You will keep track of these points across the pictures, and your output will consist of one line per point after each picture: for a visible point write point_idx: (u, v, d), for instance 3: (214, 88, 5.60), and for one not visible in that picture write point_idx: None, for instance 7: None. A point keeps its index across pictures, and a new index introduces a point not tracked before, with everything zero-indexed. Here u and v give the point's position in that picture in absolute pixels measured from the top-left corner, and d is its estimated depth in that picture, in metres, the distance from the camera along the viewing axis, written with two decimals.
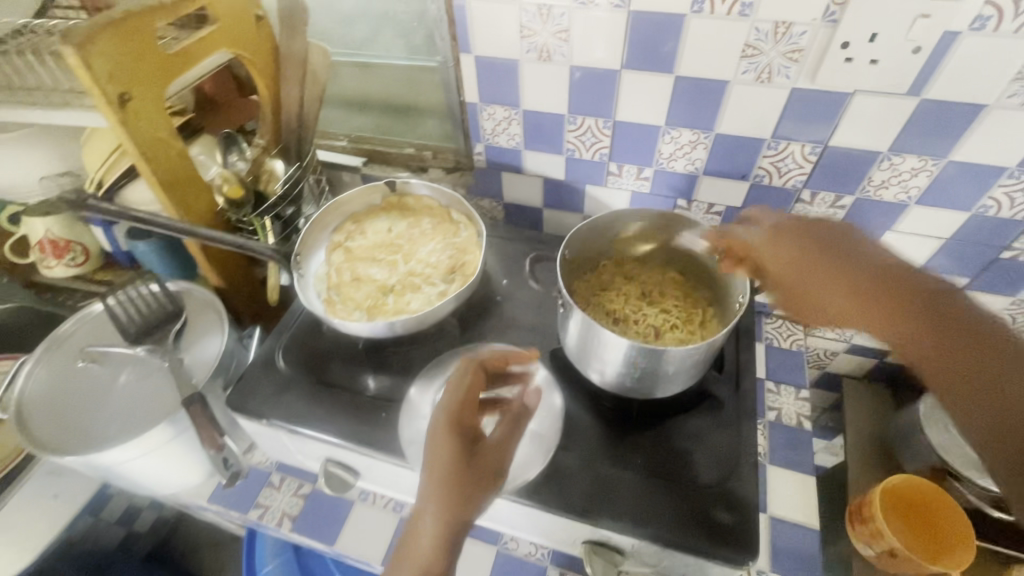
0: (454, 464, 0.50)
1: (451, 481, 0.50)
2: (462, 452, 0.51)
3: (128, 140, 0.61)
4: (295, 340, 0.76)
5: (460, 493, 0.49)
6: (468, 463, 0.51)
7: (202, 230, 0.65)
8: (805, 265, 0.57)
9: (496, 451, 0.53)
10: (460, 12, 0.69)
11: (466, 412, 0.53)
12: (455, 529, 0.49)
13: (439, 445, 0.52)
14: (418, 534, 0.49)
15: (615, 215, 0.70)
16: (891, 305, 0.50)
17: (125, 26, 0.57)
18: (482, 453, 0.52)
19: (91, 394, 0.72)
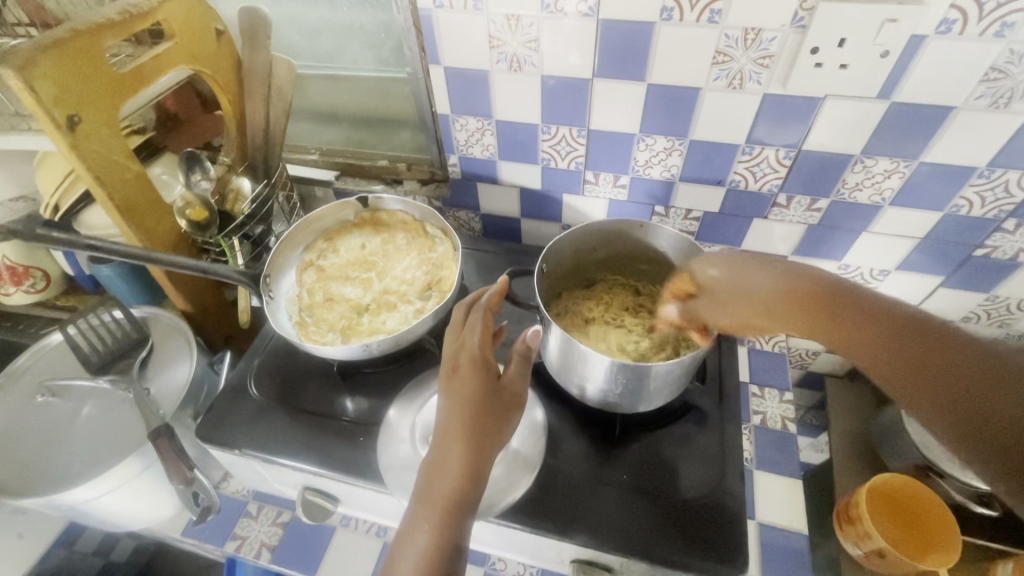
0: (477, 401, 0.50)
1: (474, 418, 0.50)
2: (484, 388, 0.51)
3: (79, 163, 0.58)
4: (267, 364, 0.73)
5: (483, 429, 0.50)
6: (491, 399, 0.51)
7: (161, 256, 0.62)
8: (794, 297, 0.55)
9: (514, 387, 0.54)
10: (427, 23, 0.67)
11: (486, 349, 0.53)
12: (481, 463, 0.49)
13: (460, 382, 0.51)
14: (441, 470, 0.48)
15: (581, 240, 0.68)
16: (898, 351, 0.48)
17: (70, 45, 0.54)
18: (504, 387, 0.53)
19: (51, 430, 0.68)
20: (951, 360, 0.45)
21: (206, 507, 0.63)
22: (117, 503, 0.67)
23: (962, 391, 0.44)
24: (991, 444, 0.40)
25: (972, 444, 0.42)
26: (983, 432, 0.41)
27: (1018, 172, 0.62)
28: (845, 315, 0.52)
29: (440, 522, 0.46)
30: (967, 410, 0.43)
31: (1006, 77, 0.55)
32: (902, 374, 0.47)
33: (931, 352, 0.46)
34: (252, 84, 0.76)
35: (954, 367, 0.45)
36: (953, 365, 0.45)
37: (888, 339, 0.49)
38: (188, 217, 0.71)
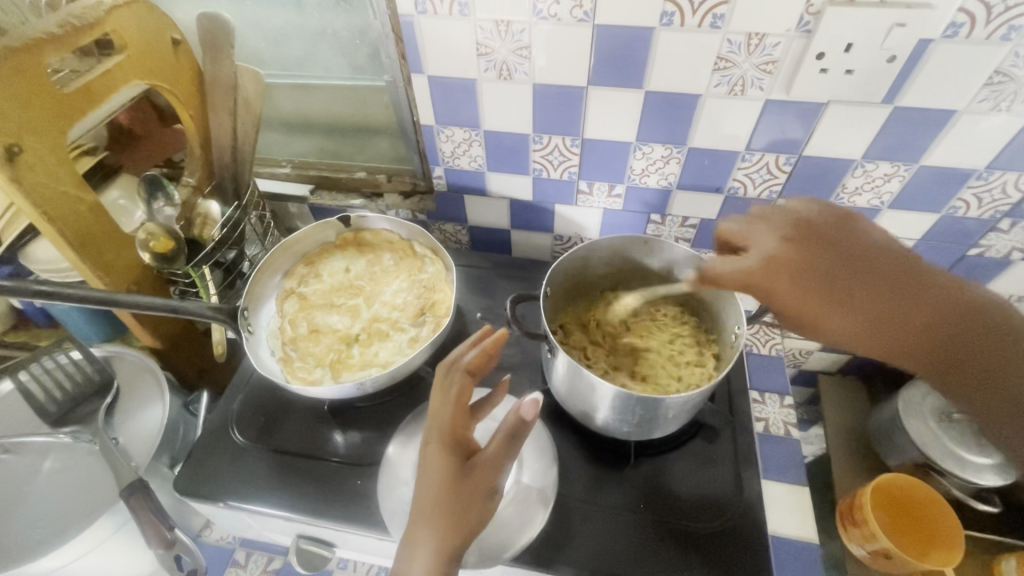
0: (441, 489, 0.43)
1: (438, 506, 0.43)
2: (449, 475, 0.43)
3: (23, 198, 0.51)
4: (249, 402, 0.68)
5: (450, 517, 0.42)
6: (459, 483, 0.43)
7: (125, 296, 0.55)
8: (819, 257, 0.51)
9: (492, 469, 0.44)
10: (409, 29, 0.62)
11: (460, 422, 0.46)
12: (447, 559, 0.41)
13: (433, 458, 0.45)
14: (403, 570, 0.42)
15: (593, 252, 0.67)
16: (862, 301, 0.48)
17: (5, 65, 0.48)
18: (475, 470, 0.44)
19: (6, 492, 0.61)
20: (932, 299, 0.47)
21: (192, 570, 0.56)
22: (87, 567, 0.60)
23: (949, 325, 0.46)
24: (964, 375, 0.45)
25: (954, 380, 0.46)
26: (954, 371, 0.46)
27: (1016, 173, 0.61)
28: (904, 304, 0.47)
29: None
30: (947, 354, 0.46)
31: (1011, 80, 0.54)
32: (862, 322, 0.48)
33: (932, 304, 0.46)
34: (216, 97, 0.70)
35: (939, 320, 0.46)
36: (947, 320, 0.46)
37: (885, 307, 0.48)
38: (150, 249, 0.64)
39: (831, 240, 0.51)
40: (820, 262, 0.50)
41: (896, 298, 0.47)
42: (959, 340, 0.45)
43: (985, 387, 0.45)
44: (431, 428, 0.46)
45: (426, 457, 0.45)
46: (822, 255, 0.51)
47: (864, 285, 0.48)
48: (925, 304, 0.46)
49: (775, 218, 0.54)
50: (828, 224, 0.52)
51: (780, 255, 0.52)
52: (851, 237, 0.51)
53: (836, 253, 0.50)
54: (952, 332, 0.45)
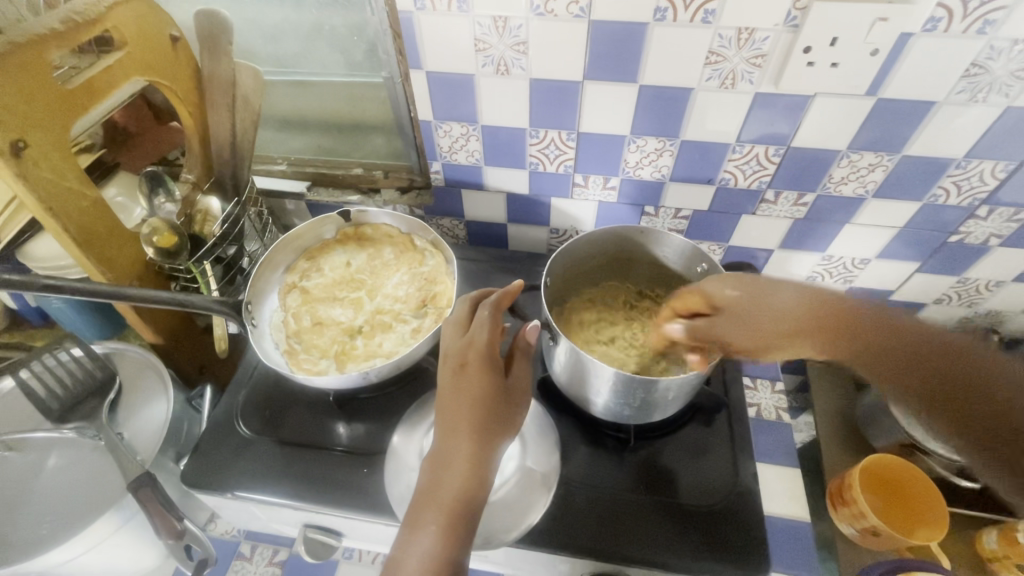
0: (486, 399, 0.50)
1: (483, 415, 0.49)
2: (493, 389, 0.50)
3: (28, 194, 0.51)
4: (253, 396, 0.68)
5: (493, 424, 0.49)
6: (500, 397, 0.51)
7: (130, 289, 0.55)
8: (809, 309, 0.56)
9: (516, 387, 0.53)
10: (408, 25, 0.63)
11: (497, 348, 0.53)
12: (488, 461, 0.48)
13: (468, 379, 0.51)
14: (448, 468, 0.47)
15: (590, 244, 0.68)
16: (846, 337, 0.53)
17: (11, 61, 0.48)
18: (509, 388, 0.52)
19: (11, 489, 0.61)
20: (917, 340, 0.50)
21: (203, 559, 0.58)
22: (96, 560, 0.61)
23: (921, 369, 0.49)
24: (944, 397, 0.46)
25: (937, 402, 0.47)
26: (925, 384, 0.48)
27: (992, 162, 0.64)
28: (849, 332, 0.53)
29: (448, 524, 0.45)
30: (927, 384, 0.48)
31: (986, 72, 0.56)
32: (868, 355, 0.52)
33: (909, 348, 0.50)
34: (214, 94, 0.70)
35: (954, 377, 0.47)
36: (846, 331, 0.53)
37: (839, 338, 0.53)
38: (155, 245, 0.64)
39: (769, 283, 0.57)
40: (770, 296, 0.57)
41: (885, 336, 0.51)
42: (950, 371, 0.47)
43: (960, 399, 0.46)
44: (470, 350, 0.52)
45: (465, 375, 0.51)
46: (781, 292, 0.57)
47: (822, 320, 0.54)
48: (836, 328, 0.53)
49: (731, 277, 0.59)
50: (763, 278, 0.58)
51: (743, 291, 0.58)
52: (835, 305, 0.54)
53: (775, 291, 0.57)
54: (940, 367, 0.48)
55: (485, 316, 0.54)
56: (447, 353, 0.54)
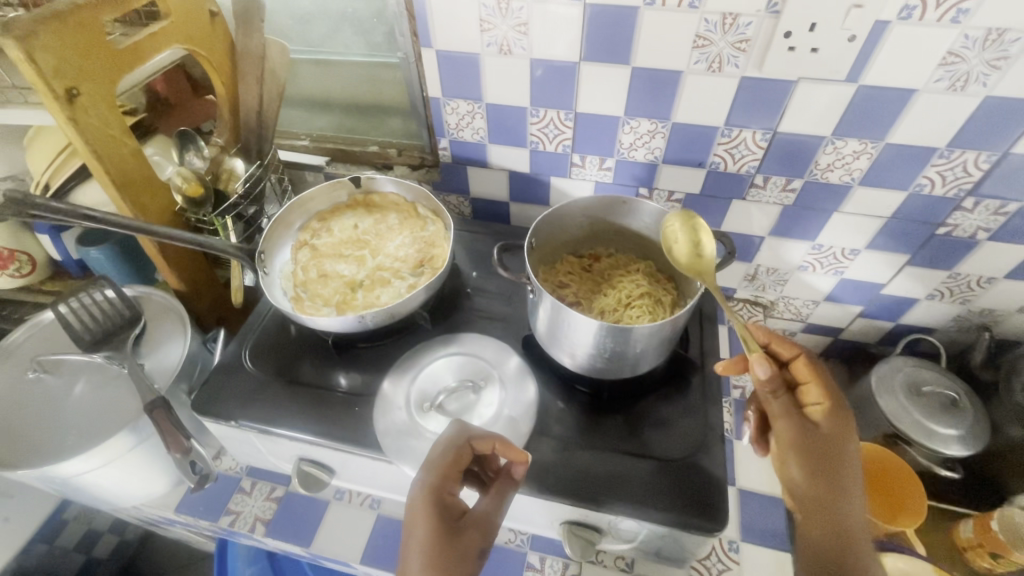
0: (437, 543, 0.52)
1: (435, 554, 0.51)
2: (445, 532, 0.52)
3: (77, 135, 0.58)
4: (262, 340, 0.75)
5: (445, 566, 0.51)
6: (452, 543, 0.52)
7: (157, 228, 0.62)
8: (831, 418, 0.57)
9: (479, 525, 0.55)
10: (420, 6, 0.69)
11: (448, 492, 0.54)
12: None
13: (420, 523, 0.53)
14: None
15: (565, 213, 0.71)
16: (829, 476, 0.56)
17: (71, 19, 0.55)
18: (466, 530, 0.54)
19: (43, 406, 0.68)
20: (836, 475, 0.56)
21: (204, 474, 0.66)
22: (112, 471, 0.67)
23: (826, 512, 0.56)
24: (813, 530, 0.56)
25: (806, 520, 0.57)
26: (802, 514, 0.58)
27: (975, 152, 0.66)
28: (826, 459, 0.56)
29: None
30: (817, 482, 0.56)
31: (962, 60, 0.59)
32: (813, 482, 0.56)
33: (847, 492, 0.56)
34: (245, 66, 0.77)
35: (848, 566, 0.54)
36: (829, 462, 0.56)
37: (812, 454, 0.57)
38: (183, 193, 0.72)
39: (838, 441, 0.56)
40: (813, 424, 0.58)
41: (823, 470, 0.56)
42: (830, 499, 0.56)
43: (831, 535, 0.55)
44: (422, 487, 0.54)
45: (418, 517, 0.53)
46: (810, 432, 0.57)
47: (813, 457, 0.56)
48: (818, 453, 0.56)
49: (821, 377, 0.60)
50: (838, 424, 0.57)
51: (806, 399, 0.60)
52: (843, 440, 0.57)
53: (838, 467, 0.56)
54: (830, 513, 0.56)
55: (439, 458, 0.55)
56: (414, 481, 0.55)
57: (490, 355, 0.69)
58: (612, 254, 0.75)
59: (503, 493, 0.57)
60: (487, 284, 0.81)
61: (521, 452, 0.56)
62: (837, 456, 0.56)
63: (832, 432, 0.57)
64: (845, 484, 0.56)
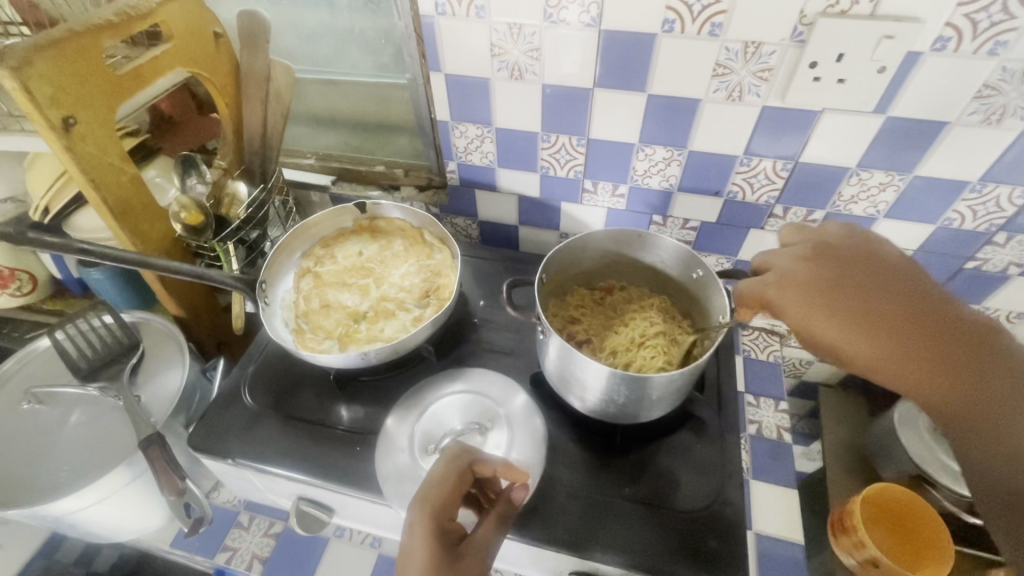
0: (435, 566, 0.47)
1: None
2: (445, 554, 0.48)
3: (74, 165, 0.57)
4: (261, 372, 0.72)
5: None
6: (452, 567, 0.48)
7: (155, 260, 0.61)
8: (874, 313, 0.46)
9: (480, 551, 0.51)
10: (429, 29, 0.67)
11: (449, 513, 0.50)
12: None
13: (415, 543, 0.48)
14: None
15: (578, 245, 0.69)
16: (913, 345, 0.44)
17: (68, 47, 0.53)
18: (465, 554, 0.50)
19: (36, 439, 0.66)
20: (928, 327, 0.45)
21: (198, 518, 0.62)
22: (106, 507, 0.65)
23: (947, 357, 0.43)
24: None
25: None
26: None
27: (1009, 186, 0.63)
28: (892, 330, 0.45)
29: None
30: (934, 380, 0.43)
31: (999, 94, 0.56)
32: (912, 365, 0.44)
33: (914, 283, 0.48)
34: (250, 87, 0.75)
35: (983, 369, 0.42)
36: (895, 328, 0.45)
37: (889, 341, 0.45)
38: (183, 222, 0.69)
39: (869, 282, 0.48)
40: (836, 297, 0.48)
41: (908, 346, 0.44)
42: (943, 352, 0.43)
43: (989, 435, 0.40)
44: (420, 508, 0.50)
45: (416, 537, 0.49)
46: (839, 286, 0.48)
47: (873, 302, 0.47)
48: (885, 350, 0.45)
49: (819, 247, 0.52)
50: (852, 257, 0.51)
51: (812, 275, 0.50)
52: (869, 253, 0.51)
53: (890, 291, 0.47)
54: (947, 355, 0.43)
55: (442, 472, 0.52)
56: (412, 498, 0.52)
57: (496, 393, 0.66)
58: (625, 287, 0.73)
59: (504, 518, 0.54)
60: (494, 314, 0.79)
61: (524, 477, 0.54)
62: (890, 280, 0.48)
63: (864, 291, 0.47)
64: (934, 323, 0.45)
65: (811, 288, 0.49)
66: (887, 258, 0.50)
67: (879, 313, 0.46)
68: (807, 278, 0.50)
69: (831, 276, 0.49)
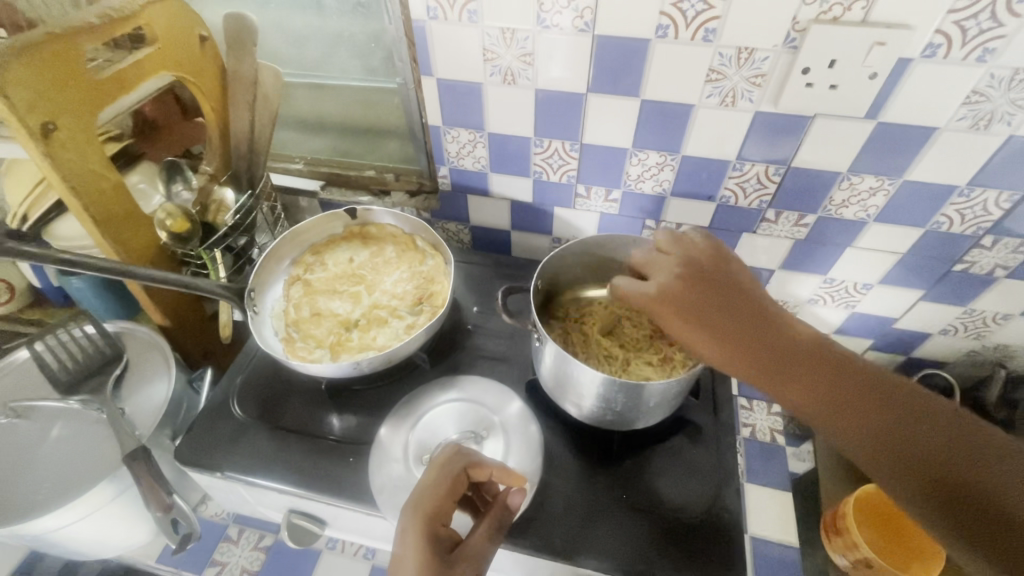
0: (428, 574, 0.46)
1: None
2: (437, 561, 0.47)
3: (54, 171, 0.55)
4: (250, 382, 0.70)
5: None
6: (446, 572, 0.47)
7: (138, 269, 0.59)
8: (746, 331, 0.52)
9: (475, 557, 0.49)
10: (421, 34, 0.66)
11: (442, 518, 0.50)
12: None
13: (408, 549, 0.48)
14: None
15: (580, 251, 0.70)
16: (773, 358, 0.50)
17: (47, 50, 0.52)
18: (460, 560, 0.48)
19: (14, 455, 0.64)
20: (792, 346, 0.51)
21: (187, 533, 0.60)
22: (89, 524, 0.63)
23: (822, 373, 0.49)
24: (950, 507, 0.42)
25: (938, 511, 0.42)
26: (954, 502, 0.42)
27: (996, 191, 0.64)
28: (766, 349, 0.51)
29: None
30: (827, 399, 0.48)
31: (987, 100, 0.56)
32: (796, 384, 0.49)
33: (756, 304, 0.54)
34: (237, 92, 0.73)
35: (840, 378, 0.49)
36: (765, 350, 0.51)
37: (777, 363, 0.50)
38: (168, 229, 0.68)
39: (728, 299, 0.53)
40: (704, 321, 0.52)
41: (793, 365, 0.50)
42: (814, 373, 0.49)
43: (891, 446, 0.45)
44: (413, 517, 0.50)
45: (408, 545, 0.48)
46: (704, 311, 0.53)
47: (724, 328, 0.52)
48: (766, 367, 0.50)
49: (681, 259, 0.57)
50: (714, 270, 0.56)
51: (682, 294, 0.54)
52: (725, 269, 0.56)
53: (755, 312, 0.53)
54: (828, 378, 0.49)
55: (436, 476, 0.52)
56: (406, 505, 0.52)
57: (491, 400, 0.66)
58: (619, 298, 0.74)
59: (500, 521, 0.53)
60: (488, 320, 0.78)
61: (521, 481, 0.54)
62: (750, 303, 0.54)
63: (733, 311, 0.53)
64: (782, 337, 0.52)
65: (683, 309, 0.54)
66: (732, 271, 0.56)
67: (756, 334, 0.52)
68: (683, 301, 0.54)
69: (707, 296, 0.54)
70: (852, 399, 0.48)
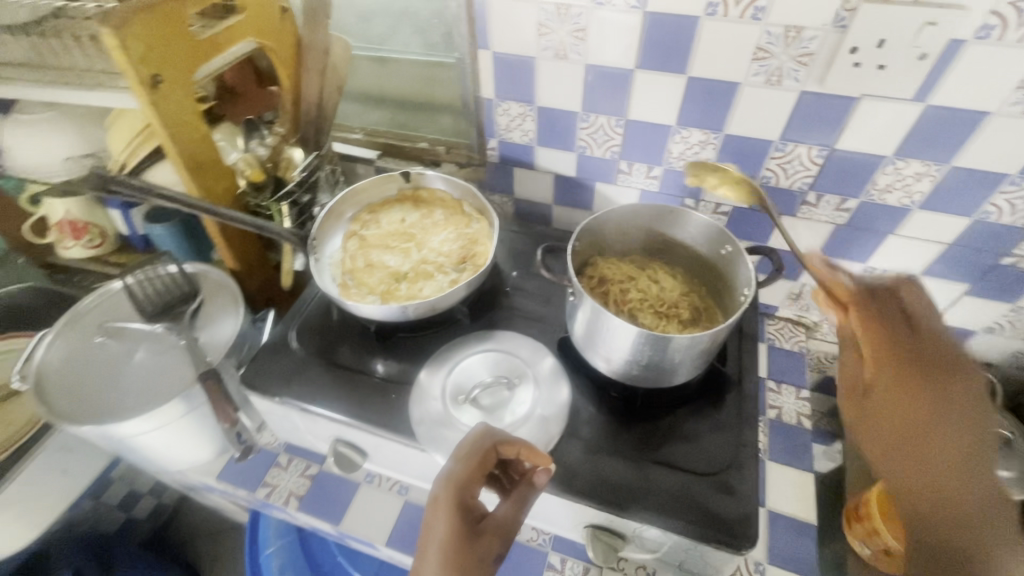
0: (456, 543, 0.49)
1: (454, 554, 0.49)
2: (462, 531, 0.50)
3: (156, 118, 0.63)
4: (307, 324, 0.78)
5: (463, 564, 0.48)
6: (471, 544, 0.50)
7: (223, 209, 0.67)
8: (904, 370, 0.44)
9: (498, 530, 0.52)
10: (481, 9, 0.71)
11: (471, 491, 0.52)
12: None
13: (437, 519, 0.51)
14: None
15: (627, 213, 0.72)
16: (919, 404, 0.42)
17: (160, 12, 0.59)
18: (485, 533, 0.51)
19: (107, 369, 0.73)
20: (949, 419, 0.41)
21: (248, 445, 0.70)
22: (164, 435, 0.72)
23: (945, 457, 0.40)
24: None
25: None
26: None
27: None
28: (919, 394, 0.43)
29: None
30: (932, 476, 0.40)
31: None
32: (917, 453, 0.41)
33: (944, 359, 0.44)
34: (309, 59, 0.79)
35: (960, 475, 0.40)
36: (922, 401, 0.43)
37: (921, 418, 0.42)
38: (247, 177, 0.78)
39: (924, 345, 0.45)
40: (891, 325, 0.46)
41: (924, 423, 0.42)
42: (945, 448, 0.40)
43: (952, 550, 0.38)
44: (444, 488, 0.52)
45: (437, 513, 0.51)
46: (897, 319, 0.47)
47: (917, 344, 0.45)
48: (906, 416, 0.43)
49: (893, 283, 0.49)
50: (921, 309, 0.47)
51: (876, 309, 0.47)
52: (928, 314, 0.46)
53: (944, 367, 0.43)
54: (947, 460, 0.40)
55: (471, 455, 0.54)
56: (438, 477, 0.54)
57: (525, 354, 0.70)
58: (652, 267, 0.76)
59: (525, 497, 0.55)
60: (526, 284, 0.83)
61: (549, 462, 0.55)
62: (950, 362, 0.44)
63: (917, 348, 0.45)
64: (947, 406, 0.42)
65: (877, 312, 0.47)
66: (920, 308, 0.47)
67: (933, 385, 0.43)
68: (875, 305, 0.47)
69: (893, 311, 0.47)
70: (964, 472, 0.39)
